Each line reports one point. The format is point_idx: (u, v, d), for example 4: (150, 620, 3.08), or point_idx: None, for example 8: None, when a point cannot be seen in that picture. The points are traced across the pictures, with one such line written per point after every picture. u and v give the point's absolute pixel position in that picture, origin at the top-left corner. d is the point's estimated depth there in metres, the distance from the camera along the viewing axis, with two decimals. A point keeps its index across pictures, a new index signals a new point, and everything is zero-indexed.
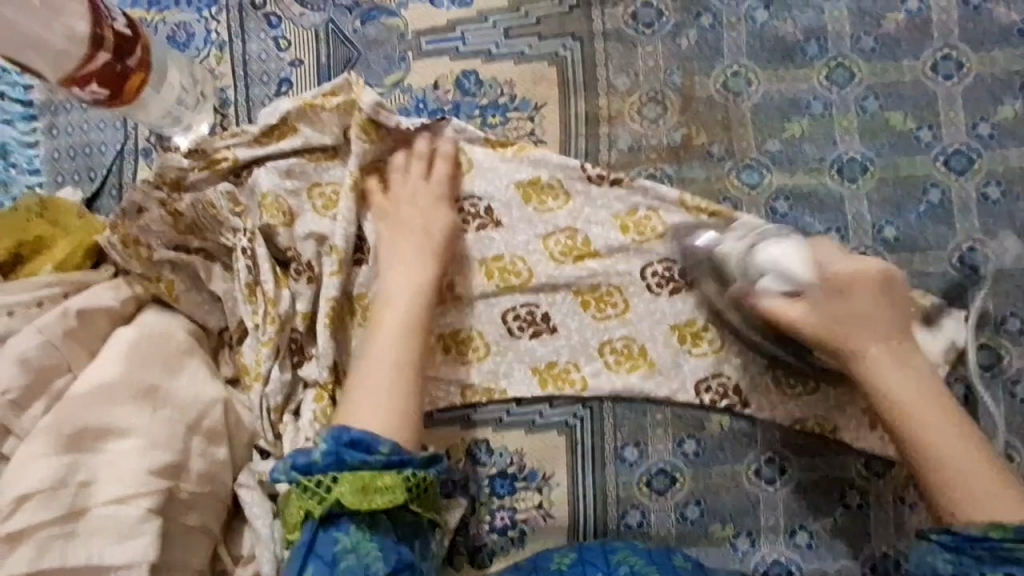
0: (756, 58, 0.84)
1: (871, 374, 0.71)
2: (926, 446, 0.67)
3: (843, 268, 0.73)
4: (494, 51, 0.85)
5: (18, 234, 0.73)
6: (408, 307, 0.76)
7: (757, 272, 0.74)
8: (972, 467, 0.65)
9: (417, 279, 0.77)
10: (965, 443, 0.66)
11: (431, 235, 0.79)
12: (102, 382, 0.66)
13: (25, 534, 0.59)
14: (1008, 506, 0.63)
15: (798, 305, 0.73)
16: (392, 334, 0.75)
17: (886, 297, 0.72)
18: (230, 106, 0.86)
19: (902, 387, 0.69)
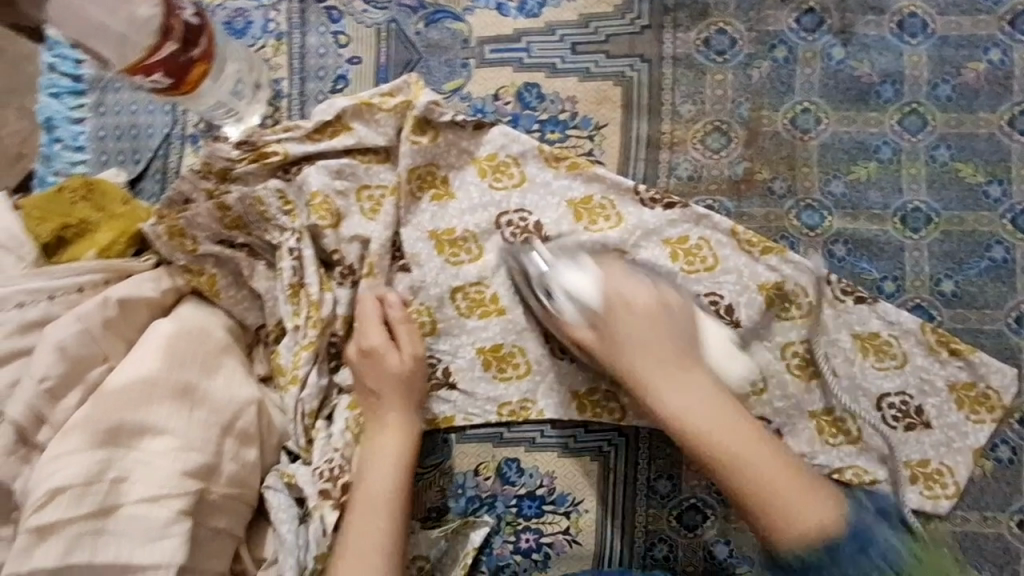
0: (828, 97, 0.82)
1: (693, 437, 0.71)
2: (692, 435, 0.71)
3: (638, 298, 0.74)
4: (560, 65, 0.83)
5: (62, 217, 0.72)
6: (386, 502, 0.70)
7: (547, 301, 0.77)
8: (773, 487, 0.69)
9: (393, 454, 0.72)
10: (750, 446, 0.70)
11: (390, 403, 0.74)
12: (138, 379, 0.65)
13: (54, 529, 0.58)
14: (813, 512, 0.68)
15: (587, 328, 0.75)
16: (368, 527, 0.68)
17: (678, 324, 0.74)
18: (283, 99, 0.84)
19: (633, 334, 0.73)
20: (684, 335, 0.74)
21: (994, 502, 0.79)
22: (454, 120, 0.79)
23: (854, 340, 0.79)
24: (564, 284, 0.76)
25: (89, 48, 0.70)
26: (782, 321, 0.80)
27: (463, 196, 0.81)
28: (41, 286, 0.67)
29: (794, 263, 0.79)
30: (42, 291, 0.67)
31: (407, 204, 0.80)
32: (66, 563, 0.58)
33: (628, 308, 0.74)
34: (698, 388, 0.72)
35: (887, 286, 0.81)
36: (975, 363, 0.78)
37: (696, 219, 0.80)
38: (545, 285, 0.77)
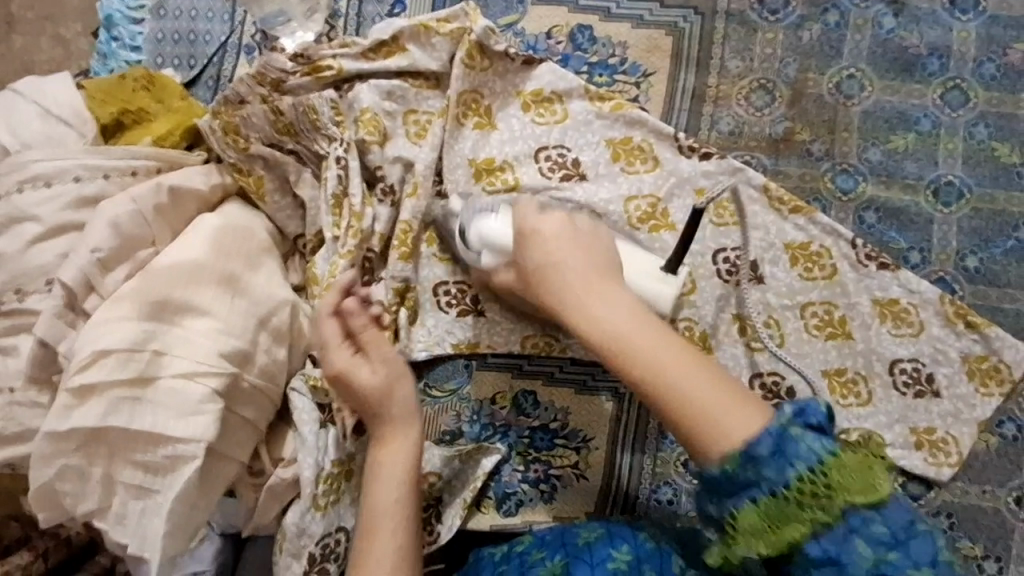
0: (874, 65, 0.83)
1: (580, 323, 0.62)
2: (588, 321, 0.61)
3: (544, 223, 0.69)
4: (614, 10, 0.84)
5: (124, 103, 0.74)
6: (395, 507, 0.66)
7: (472, 243, 0.74)
8: (684, 390, 0.56)
9: (393, 464, 0.69)
10: (654, 334, 0.58)
11: (378, 417, 0.71)
12: (185, 261, 0.67)
13: (99, 390, 0.61)
14: (734, 430, 0.53)
15: (506, 272, 0.72)
16: (381, 546, 0.64)
17: (593, 242, 0.68)
18: (340, 18, 0.85)
19: (547, 243, 0.68)
20: (609, 255, 0.68)
21: (996, 477, 0.81)
22: (505, 52, 0.82)
23: (873, 305, 0.81)
24: (477, 230, 0.73)
25: None
26: (806, 281, 0.81)
27: (506, 128, 0.83)
28: (99, 165, 0.69)
29: (824, 225, 0.81)
30: (99, 170, 0.69)
31: (450, 129, 0.81)
32: (104, 423, 0.61)
33: (559, 259, 0.66)
34: (602, 300, 0.62)
35: (913, 256, 0.82)
36: (992, 337, 0.80)
37: (732, 171, 0.81)
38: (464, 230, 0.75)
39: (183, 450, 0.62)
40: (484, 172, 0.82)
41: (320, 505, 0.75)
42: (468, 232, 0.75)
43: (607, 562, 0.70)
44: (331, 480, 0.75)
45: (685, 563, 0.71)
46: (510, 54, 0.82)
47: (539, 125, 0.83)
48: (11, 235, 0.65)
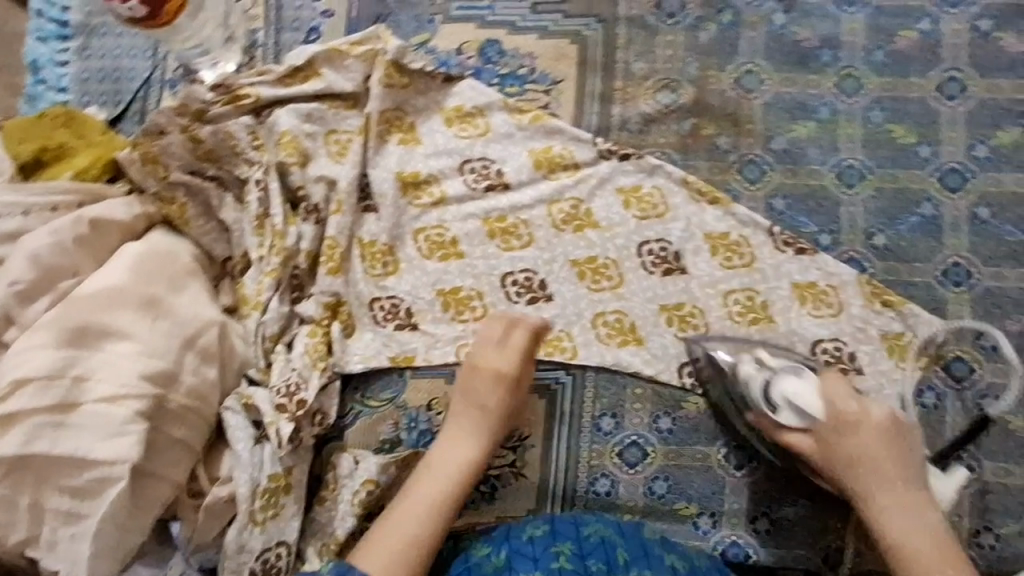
0: (770, 60, 0.87)
1: (887, 545, 0.72)
2: (887, 539, 0.72)
3: (850, 410, 0.75)
4: (520, 23, 0.88)
5: (43, 139, 0.76)
6: (438, 501, 0.73)
7: (775, 403, 0.78)
8: (917, 544, 0.71)
9: (462, 463, 0.75)
10: (934, 547, 0.70)
11: (480, 419, 0.77)
12: (106, 287, 0.69)
13: (20, 417, 0.63)
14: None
15: (804, 440, 0.77)
16: (409, 523, 0.71)
17: (906, 452, 0.74)
18: (260, 48, 0.88)
19: (898, 533, 0.71)
20: (912, 464, 0.74)
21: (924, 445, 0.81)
22: (423, 69, 0.85)
23: (793, 288, 0.83)
24: (786, 396, 0.77)
25: None
26: (727, 269, 0.84)
27: (427, 142, 0.86)
28: (18, 202, 0.71)
29: (741, 215, 0.84)
30: (19, 207, 0.71)
31: (366, 147, 0.84)
32: (27, 450, 0.62)
33: (848, 424, 0.75)
34: (897, 492, 0.73)
35: (824, 237, 0.85)
36: (907, 314, 0.82)
37: (650, 169, 0.85)
38: (769, 385, 0.78)
39: (109, 472, 0.64)
40: (405, 185, 0.85)
41: (257, 521, 0.76)
42: (772, 387, 0.78)
43: (550, 558, 0.69)
44: (268, 496, 0.76)
45: (629, 556, 0.70)
46: (429, 73, 0.86)
47: (456, 136, 0.86)
48: None
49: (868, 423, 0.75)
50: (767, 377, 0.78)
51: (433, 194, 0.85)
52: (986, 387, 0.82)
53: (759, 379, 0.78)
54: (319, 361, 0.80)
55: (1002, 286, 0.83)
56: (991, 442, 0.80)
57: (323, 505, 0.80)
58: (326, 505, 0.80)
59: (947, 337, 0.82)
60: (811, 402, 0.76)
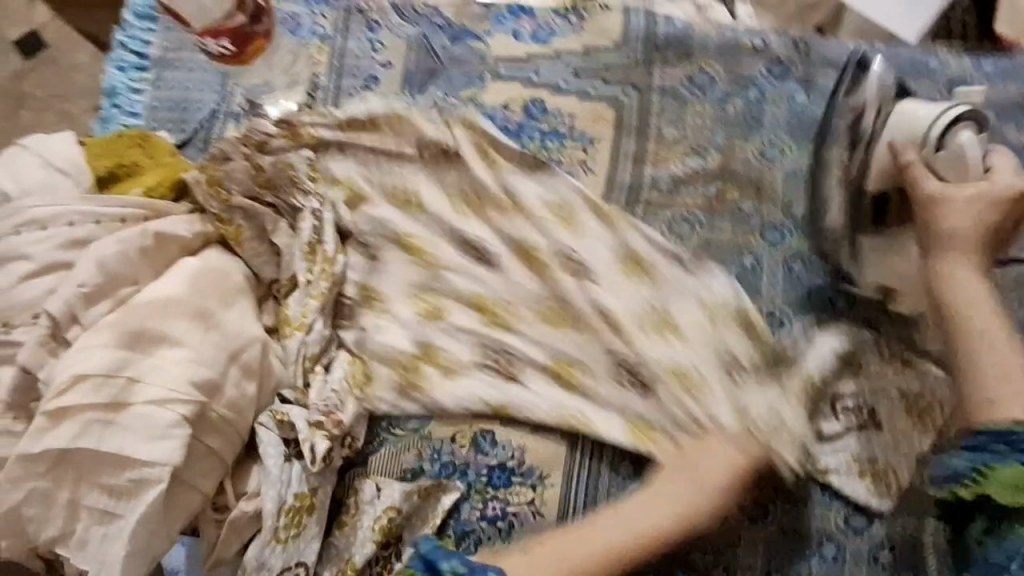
0: (791, 134, 0.94)
1: (959, 291, 0.73)
2: (946, 287, 0.73)
3: (1006, 182, 0.75)
4: (563, 86, 0.96)
5: (117, 157, 0.82)
6: (608, 555, 0.71)
7: (934, 141, 0.76)
8: (982, 330, 0.70)
9: (650, 527, 0.74)
10: (987, 339, 0.70)
11: (682, 497, 0.76)
12: (165, 296, 0.73)
13: (72, 412, 0.65)
14: (993, 384, 0.67)
15: (960, 205, 0.75)
16: (569, 549, 0.71)
17: (995, 227, 0.75)
18: (320, 91, 0.96)
19: (971, 287, 0.73)
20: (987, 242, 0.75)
21: None
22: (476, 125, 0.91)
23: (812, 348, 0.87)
24: (960, 143, 0.76)
25: None
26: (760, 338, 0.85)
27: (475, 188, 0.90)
28: (91, 211, 0.76)
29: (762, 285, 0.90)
30: (91, 216, 0.76)
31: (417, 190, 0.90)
32: (74, 445, 0.65)
33: (979, 200, 0.75)
34: (978, 258, 0.74)
35: (840, 300, 0.89)
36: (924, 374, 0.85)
37: (680, 237, 0.91)
38: (953, 122, 0.77)
39: (149, 473, 0.66)
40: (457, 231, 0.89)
41: (281, 539, 0.77)
42: (954, 129, 0.77)
43: None
44: (291, 514, 0.77)
45: None
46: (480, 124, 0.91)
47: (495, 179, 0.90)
48: (5, 273, 0.72)
49: (972, 192, 0.75)
50: (943, 112, 0.77)
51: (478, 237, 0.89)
52: None
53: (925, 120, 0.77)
54: (359, 387, 0.84)
55: None
56: None
57: (343, 531, 0.81)
58: (346, 530, 0.81)
59: None
60: (972, 152, 0.76)
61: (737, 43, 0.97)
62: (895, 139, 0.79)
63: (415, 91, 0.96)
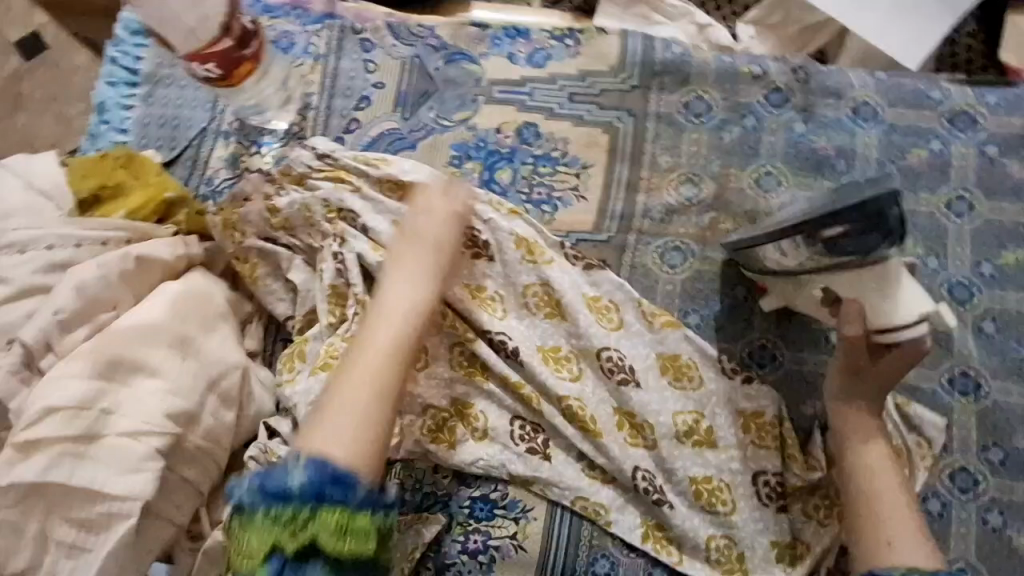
0: (788, 164, 0.92)
1: (870, 498, 0.75)
2: (852, 450, 0.78)
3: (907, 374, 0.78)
4: (557, 110, 0.94)
5: (102, 178, 0.81)
6: (366, 384, 0.68)
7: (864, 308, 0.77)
8: (890, 538, 0.72)
9: (399, 306, 0.73)
10: (891, 489, 0.75)
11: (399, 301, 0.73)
12: (143, 323, 0.71)
13: (43, 445, 0.64)
14: (909, 551, 0.71)
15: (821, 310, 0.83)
16: (348, 395, 0.67)
17: (894, 369, 0.77)
18: (311, 111, 0.94)
19: (878, 490, 0.75)
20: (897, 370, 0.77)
21: None
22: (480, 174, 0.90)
23: (802, 385, 0.86)
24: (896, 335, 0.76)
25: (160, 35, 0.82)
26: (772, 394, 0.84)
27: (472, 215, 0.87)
28: (71, 234, 0.74)
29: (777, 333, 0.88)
30: (72, 239, 0.74)
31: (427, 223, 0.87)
32: (43, 478, 0.63)
33: (883, 346, 0.77)
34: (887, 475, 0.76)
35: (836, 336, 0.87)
36: (909, 415, 0.84)
37: (671, 269, 0.90)
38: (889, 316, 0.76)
39: (119, 508, 0.64)
40: (465, 270, 0.87)
41: None
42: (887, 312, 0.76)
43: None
44: None
45: None
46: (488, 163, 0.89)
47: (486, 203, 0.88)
48: None
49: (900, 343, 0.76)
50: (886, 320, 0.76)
51: (480, 273, 0.87)
52: (991, 500, 0.82)
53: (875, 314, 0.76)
54: None
55: (1007, 401, 0.85)
56: (997, 559, 0.81)
57: None
58: None
59: (950, 446, 0.84)
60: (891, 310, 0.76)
61: (735, 70, 0.95)
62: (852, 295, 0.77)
63: (407, 113, 0.95)
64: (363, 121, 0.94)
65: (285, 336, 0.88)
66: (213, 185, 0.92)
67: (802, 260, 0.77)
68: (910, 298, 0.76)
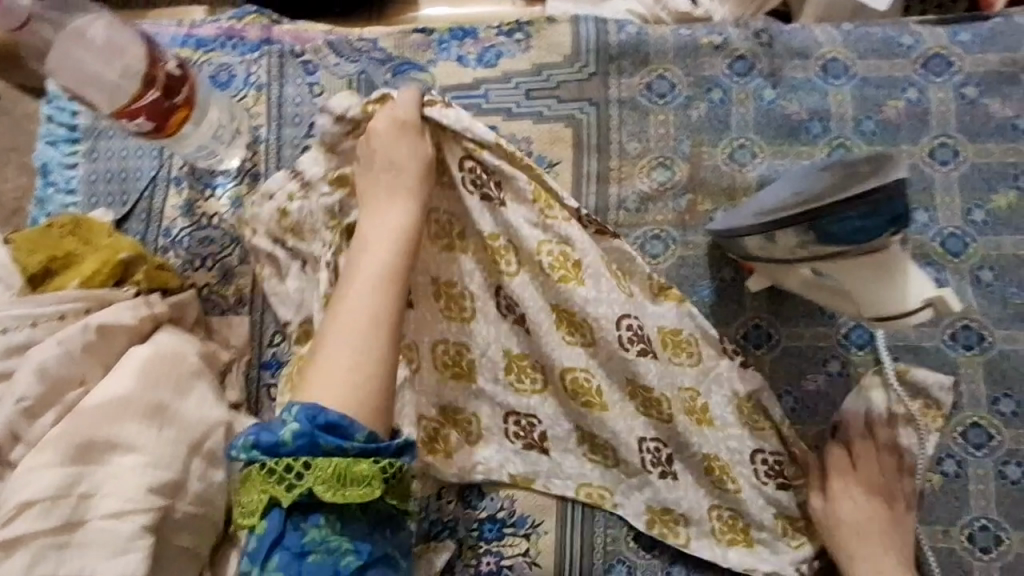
0: (761, 133, 0.89)
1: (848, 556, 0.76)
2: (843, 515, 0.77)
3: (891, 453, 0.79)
4: (515, 110, 0.90)
5: (52, 249, 0.78)
6: (363, 310, 0.67)
7: (856, 299, 0.72)
8: None
9: (380, 239, 0.71)
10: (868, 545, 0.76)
11: (377, 227, 0.72)
12: (114, 397, 0.69)
13: (24, 540, 0.61)
14: None
15: (809, 292, 0.77)
16: (340, 327, 0.67)
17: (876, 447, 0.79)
18: (261, 144, 0.91)
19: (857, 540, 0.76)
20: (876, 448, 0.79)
21: (944, 515, 0.79)
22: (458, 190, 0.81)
23: (801, 359, 0.84)
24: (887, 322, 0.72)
25: (82, 96, 0.78)
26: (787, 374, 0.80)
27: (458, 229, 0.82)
28: (26, 313, 0.72)
29: (768, 310, 0.85)
30: (27, 317, 0.71)
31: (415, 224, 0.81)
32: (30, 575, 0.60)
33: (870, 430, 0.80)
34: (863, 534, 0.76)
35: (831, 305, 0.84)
36: (916, 380, 0.80)
37: (652, 259, 0.87)
38: (875, 309, 0.71)
39: None
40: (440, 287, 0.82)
41: None
42: (877, 305, 0.71)
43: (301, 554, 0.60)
44: None
45: None
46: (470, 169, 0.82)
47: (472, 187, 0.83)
48: None
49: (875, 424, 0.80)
50: (870, 312, 0.71)
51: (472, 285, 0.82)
52: (1008, 453, 0.80)
53: (866, 303, 0.71)
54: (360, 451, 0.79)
55: (1014, 349, 0.82)
56: (1017, 511, 0.78)
57: None
58: None
59: (961, 403, 0.81)
60: (888, 298, 0.70)
61: (694, 43, 0.91)
62: (839, 277, 0.71)
63: None
64: None
65: (268, 381, 0.85)
66: (171, 236, 0.88)
67: (791, 248, 0.71)
68: (906, 283, 0.70)
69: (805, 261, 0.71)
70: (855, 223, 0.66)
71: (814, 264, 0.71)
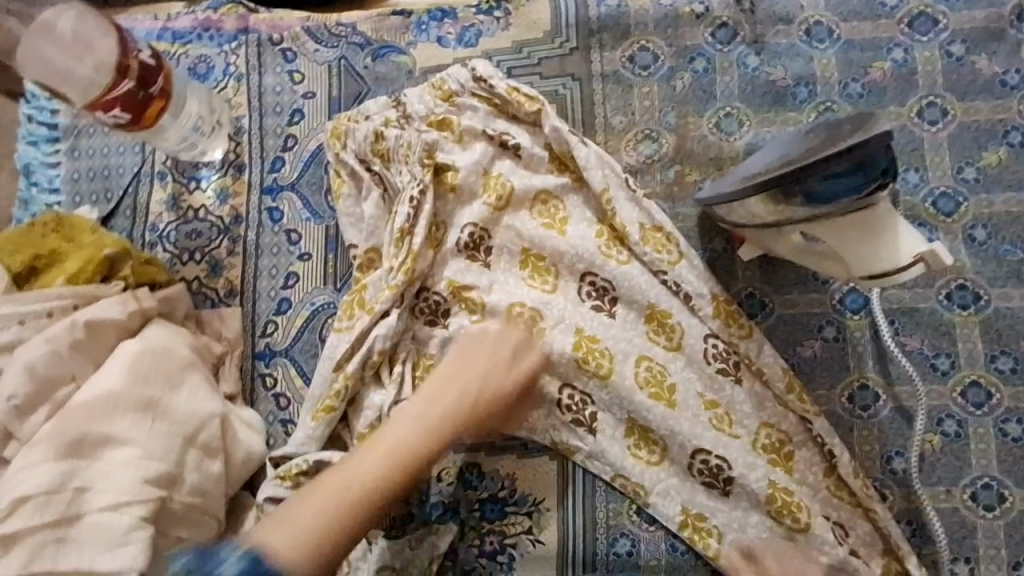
0: (747, 102, 0.88)
1: None
2: None
3: None
4: None
5: (36, 248, 0.77)
6: (366, 472, 0.64)
7: (846, 259, 0.71)
8: None
9: (407, 443, 0.66)
10: None
11: (404, 426, 0.68)
12: (104, 392, 0.68)
13: (21, 536, 0.62)
14: None
15: (802, 257, 0.76)
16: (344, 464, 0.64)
17: None
18: (243, 134, 0.90)
19: None
20: None
21: (946, 476, 0.78)
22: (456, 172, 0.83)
23: (796, 326, 0.83)
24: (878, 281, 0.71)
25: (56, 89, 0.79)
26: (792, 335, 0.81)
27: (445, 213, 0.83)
28: (14, 312, 0.72)
29: (761, 279, 0.85)
30: (15, 316, 0.72)
31: (416, 196, 0.79)
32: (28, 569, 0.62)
33: None
34: None
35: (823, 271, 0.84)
36: None
37: None
38: (864, 267, 0.70)
39: None
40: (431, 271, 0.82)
41: None
42: (865, 263, 0.70)
43: None
44: None
45: None
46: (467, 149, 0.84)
47: (480, 150, 0.83)
48: None
49: None
50: (861, 271, 0.71)
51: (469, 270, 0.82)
52: (1007, 410, 0.79)
53: (855, 262, 0.71)
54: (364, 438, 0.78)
55: (1010, 307, 0.81)
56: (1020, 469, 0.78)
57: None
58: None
59: (958, 363, 0.81)
60: (879, 255, 0.69)
61: (675, 13, 0.90)
62: (827, 237, 0.71)
63: None
64: (299, 136, 0.89)
65: (262, 371, 0.83)
66: (158, 231, 0.88)
67: (778, 211, 0.70)
68: (895, 240, 0.69)
69: (793, 223, 0.71)
70: (839, 181, 0.64)
71: (801, 226, 0.71)
